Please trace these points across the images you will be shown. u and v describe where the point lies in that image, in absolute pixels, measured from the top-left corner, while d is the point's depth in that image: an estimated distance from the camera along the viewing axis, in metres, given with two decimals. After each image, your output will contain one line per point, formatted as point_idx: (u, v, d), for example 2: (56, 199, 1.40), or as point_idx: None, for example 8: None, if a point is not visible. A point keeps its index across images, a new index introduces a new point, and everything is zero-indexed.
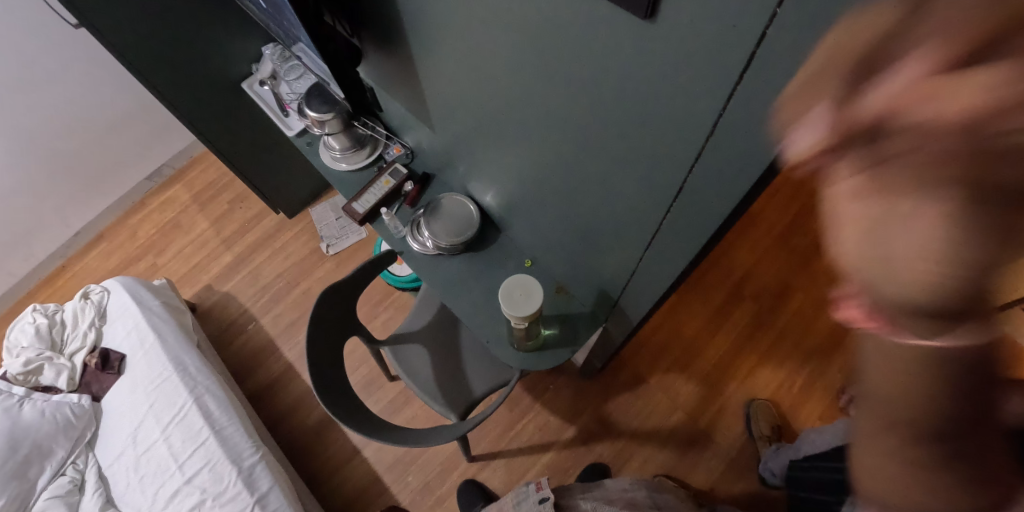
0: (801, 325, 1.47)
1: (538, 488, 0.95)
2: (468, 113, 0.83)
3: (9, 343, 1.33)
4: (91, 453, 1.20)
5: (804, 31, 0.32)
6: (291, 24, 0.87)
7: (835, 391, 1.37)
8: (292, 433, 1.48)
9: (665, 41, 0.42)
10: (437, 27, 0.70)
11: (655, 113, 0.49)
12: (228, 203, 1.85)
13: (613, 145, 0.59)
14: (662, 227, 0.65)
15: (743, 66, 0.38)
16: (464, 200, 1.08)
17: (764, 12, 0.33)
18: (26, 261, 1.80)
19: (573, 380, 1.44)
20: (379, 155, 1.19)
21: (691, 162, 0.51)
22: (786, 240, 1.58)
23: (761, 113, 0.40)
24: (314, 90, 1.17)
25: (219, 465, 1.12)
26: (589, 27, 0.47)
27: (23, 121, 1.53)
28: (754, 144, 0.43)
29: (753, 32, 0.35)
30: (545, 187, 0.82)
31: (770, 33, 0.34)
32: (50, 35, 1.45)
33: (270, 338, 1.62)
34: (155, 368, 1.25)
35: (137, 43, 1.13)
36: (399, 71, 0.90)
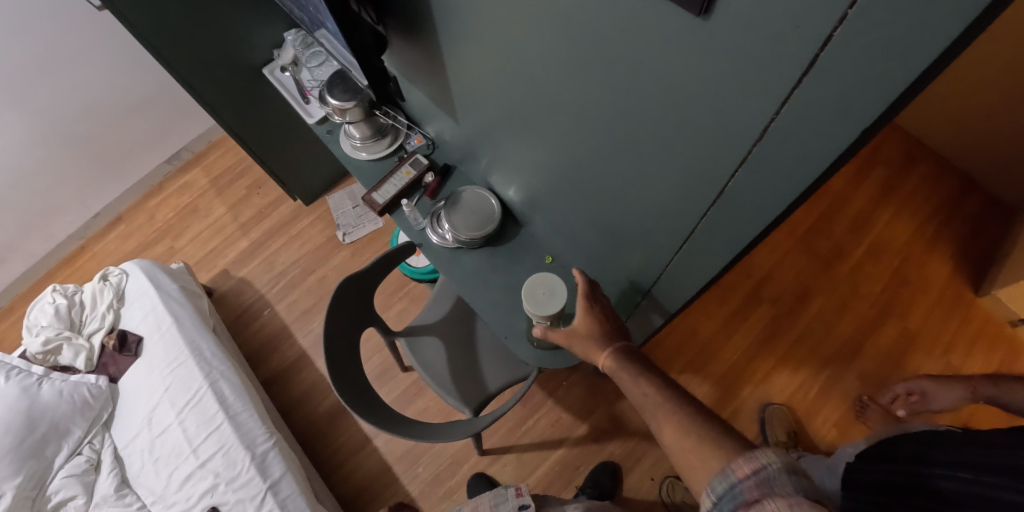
0: (821, 329, 1.45)
1: (518, 493, 0.95)
2: (496, 105, 0.81)
3: (29, 322, 1.35)
4: (107, 434, 1.21)
5: (875, 34, 0.30)
6: (317, 11, 0.86)
7: (853, 398, 1.35)
8: (305, 419, 1.49)
9: (718, 41, 0.40)
10: (469, 18, 0.68)
11: (698, 112, 0.48)
12: (245, 189, 1.86)
13: (650, 144, 0.58)
14: (696, 230, 0.64)
15: (802, 71, 0.36)
16: (485, 193, 1.07)
17: (831, 15, 0.32)
18: (46, 241, 1.82)
19: (586, 377, 1.44)
20: (400, 145, 1.18)
21: (735, 165, 0.49)
22: (807, 243, 1.55)
23: (816, 118, 0.38)
24: (337, 78, 1.16)
25: (232, 450, 1.13)
26: (635, 23, 0.46)
27: (45, 103, 1.54)
28: (806, 147, 0.41)
29: (817, 34, 0.33)
30: (572, 184, 0.81)
31: (838, 36, 0.32)
32: (73, 17, 1.45)
33: (285, 324, 1.63)
34: (171, 351, 1.26)
35: (160, 28, 1.13)
36: (426, 60, 0.89)
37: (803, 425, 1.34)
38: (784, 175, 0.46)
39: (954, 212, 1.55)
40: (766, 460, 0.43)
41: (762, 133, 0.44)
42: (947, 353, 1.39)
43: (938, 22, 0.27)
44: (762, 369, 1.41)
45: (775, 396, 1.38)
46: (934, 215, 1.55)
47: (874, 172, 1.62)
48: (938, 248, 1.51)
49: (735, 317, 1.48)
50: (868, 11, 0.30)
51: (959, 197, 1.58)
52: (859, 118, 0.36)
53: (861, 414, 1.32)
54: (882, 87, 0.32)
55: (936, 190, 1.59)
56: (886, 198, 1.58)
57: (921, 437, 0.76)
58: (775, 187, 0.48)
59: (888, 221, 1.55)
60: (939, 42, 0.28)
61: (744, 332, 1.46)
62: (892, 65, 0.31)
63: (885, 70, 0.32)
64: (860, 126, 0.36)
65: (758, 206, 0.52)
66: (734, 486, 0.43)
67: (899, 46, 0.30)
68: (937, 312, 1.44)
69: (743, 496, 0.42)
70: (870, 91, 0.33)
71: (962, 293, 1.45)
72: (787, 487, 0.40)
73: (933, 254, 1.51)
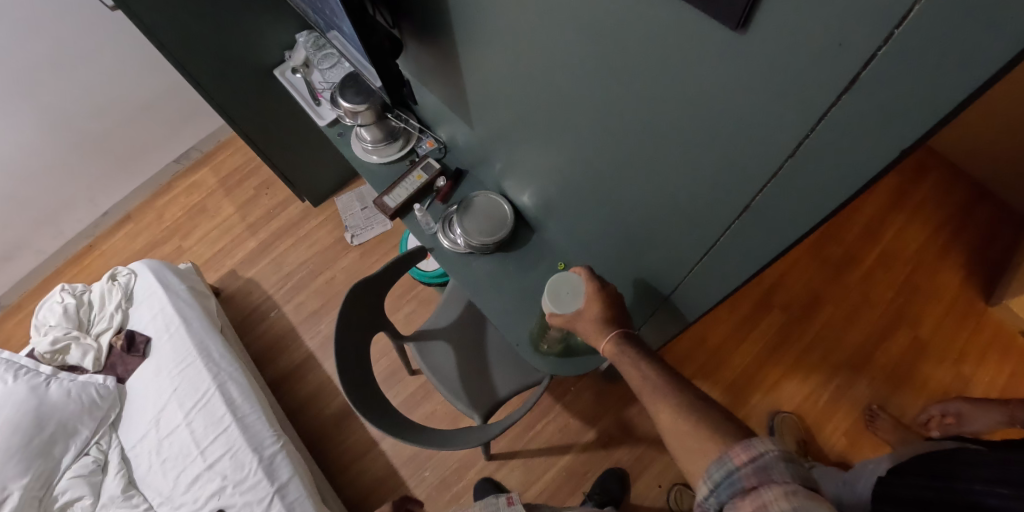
0: (832, 337, 1.43)
1: (508, 503, 0.93)
2: (513, 110, 0.81)
3: (37, 320, 1.35)
4: (114, 434, 1.21)
5: (924, 53, 0.30)
6: (333, 13, 0.85)
7: (863, 407, 1.34)
8: (312, 422, 1.48)
9: (753, 54, 0.39)
10: (488, 24, 0.68)
11: (726, 125, 0.47)
12: (254, 189, 1.86)
13: (674, 155, 0.57)
14: (717, 244, 0.63)
15: (841, 89, 0.36)
16: (498, 198, 1.07)
17: (876, 34, 0.31)
18: (55, 238, 1.82)
19: (595, 383, 1.43)
20: (412, 148, 1.18)
21: (763, 180, 0.49)
22: (818, 251, 1.54)
23: (855, 134, 0.38)
24: (349, 81, 1.16)
25: (240, 453, 1.12)
26: (665, 33, 0.45)
27: (56, 101, 1.55)
28: (840, 165, 0.41)
29: (859, 52, 0.33)
30: (589, 192, 0.80)
31: (882, 55, 0.32)
32: (84, 17, 1.45)
33: (292, 325, 1.62)
34: (180, 351, 1.26)
35: (174, 28, 1.13)
36: (441, 64, 0.88)
37: (812, 433, 1.33)
38: (816, 191, 0.45)
39: (967, 220, 1.54)
40: (763, 447, 0.44)
41: (793, 150, 0.43)
42: (959, 363, 1.37)
43: (990, 42, 0.26)
44: (771, 377, 1.40)
45: (784, 405, 1.37)
46: (946, 223, 1.54)
47: (887, 180, 1.61)
48: (950, 256, 1.50)
49: (745, 324, 1.47)
50: (916, 31, 0.29)
51: (972, 205, 1.56)
52: (898, 136, 0.35)
53: (871, 423, 1.31)
54: (927, 106, 0.32)
55: (950, 198, 1.57)
56: (898, 205, 1.57)
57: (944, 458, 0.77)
58: (803, 202, 0.47)
59: (900, 229, 1.54)
60: (992, 61, 0.27)
61: (753, 339, 1.45)
62: (939, 85, 0.30)
63: (932, 90, 0.31)
64: (900, 144, 0.35)
65: (785, 221, 0.51)
66: (732, 473, 0.45)
67: (948, 66, 0.29)
68: (948, 320, 1.43)
69: (742, 483, 0.43)
70: (915, 109, 0.33)
71: (975, 303, 1.44)
72: (784, 474, 0.42)
73: (945, 262, 1.49)
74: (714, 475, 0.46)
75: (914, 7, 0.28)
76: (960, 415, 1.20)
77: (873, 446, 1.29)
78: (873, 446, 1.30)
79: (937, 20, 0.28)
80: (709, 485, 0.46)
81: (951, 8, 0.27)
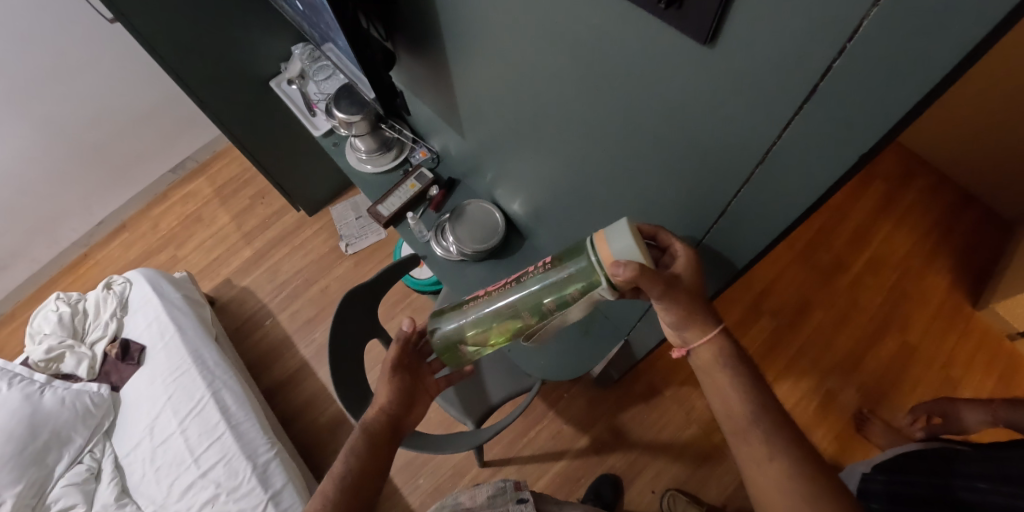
0: (822, 341, 1.45)
1: (517, 487, 0.90)
2: (502, 120, 0.83)
3: (32, 329, 1.35)
4: (108, 443, 1.21)
5: (875, 64, 0.32)
6: (328, 27, 0.88)
7: (853, 410, 1.36)
8: (306, 430, 1.49)
9: (724, 67, 0.42)
10: (478, 37, 0.70)
11: (703, 134, 0.50)
12: (249, 198, 1.87)
13: (656, 163, 0.60)
14: (700, 245, 0.65)
15: (804, 98, 0.38)
16: (490, 207, 1.09)
17: (832, 48, 0.34)
18: (49, 247, 1.83)
19: (588, 389, 1.44)
20: (405, 158, 1.20)
21: (739, 183, 0.51)
22: (807, 256, 1.56)
23: (819, 139, 0.40)
24: (343, 92, 1.18)
25: (234, 460, 1.13)
26: (644, 49, 0.47)
27: (54, 111, 1.56)
28: (810, 169, 0.43)
29: (818, 64, 0.35)
30: (577, 199, 0.82)
31: (837, 66, 0.34)
32: (83, 28, 1.48)
33: (287, 334, 1.63)
34: (175, 359, 1.26)
35: (172, 40, 1.15)
36: (433, 75, 0.91)
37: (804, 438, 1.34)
38: (789, 191, 0.47)
39: (953, 225, 1.57)
40: None
41: (764, 154, 0.46)
42: (947, 366, 1.39)
43: (934, 52, 0.29)
44: None
45: None
46: (932, 229, 1.57)
47: (872, 186, 1.64)
48: (937, 261, 1.53)
49: (736, 329, 1.49)
50: (867, 44, 0.32)
51: (957, 211, 1.59)
52: (858, 140, 0.38)
53: (861, 427, 1.32)
54: (883, 111, 0.34)
55: (934, 203, 1.60)
56: (885, 211, 1.60)
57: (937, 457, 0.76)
58: (777, 204, 0.50)
59: (887, 234, 1.57)
60: (937, 68, 0.29)
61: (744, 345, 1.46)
62: (892, 92, 0.33)
63: (885, 99, 0.34)
64: (860, 148, 0.38)
65: (763, 222, 0.53)
66: None
67: (897, 76, 0.32)
68: (936, 324, 1.45)
69: None
70: (873, 114, 0.35)
71: (961, 306, 1.46)
72: None
73: (931, 266, 1.52)
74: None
75: (863, 22, 0.31)
76: (946, 415, 1.16)
77: (863, 449, 1.31)
78: (865, 448, 1.31)
79: (885, 34, 0.30)
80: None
81: (895, 22, 0.29)
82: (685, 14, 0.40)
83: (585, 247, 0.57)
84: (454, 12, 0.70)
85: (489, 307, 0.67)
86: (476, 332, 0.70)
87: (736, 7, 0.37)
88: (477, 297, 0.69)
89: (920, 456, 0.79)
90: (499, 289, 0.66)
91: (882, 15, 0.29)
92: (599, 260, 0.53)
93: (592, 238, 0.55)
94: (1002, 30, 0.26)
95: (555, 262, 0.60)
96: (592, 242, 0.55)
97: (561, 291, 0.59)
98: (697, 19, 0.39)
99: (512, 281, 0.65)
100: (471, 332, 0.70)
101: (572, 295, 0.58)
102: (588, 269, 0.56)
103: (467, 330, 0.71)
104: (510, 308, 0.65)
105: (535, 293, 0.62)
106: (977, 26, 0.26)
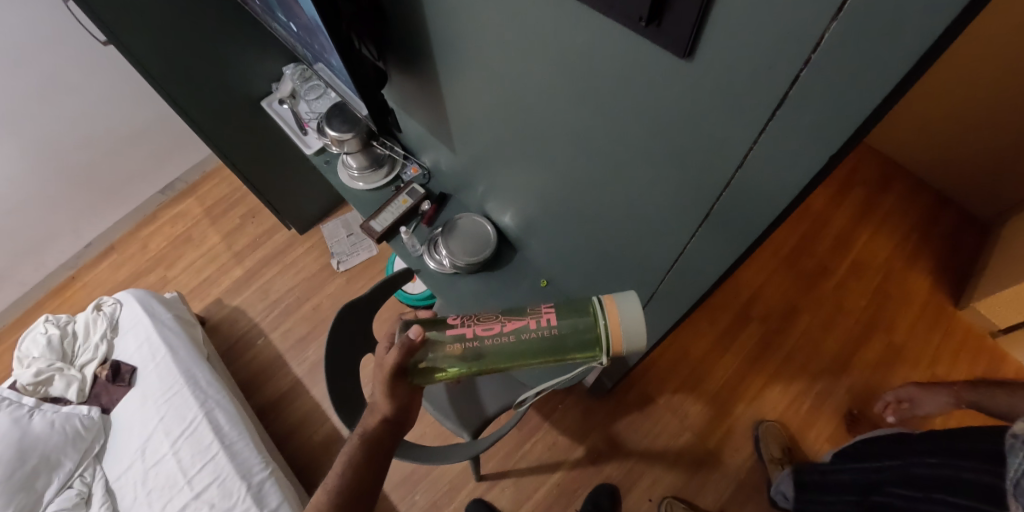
0: (809, 345, 1.48)
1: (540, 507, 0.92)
2: (490, 133, 0.85)
3: (21, 352, 1.34)
4: (98, 466, 1.19)
5: (839, 74, 0.34)
6: (321, 46, 0.90)
7: (843, 412, 1.38)
8: (300, 449, 1.47)
9: (702, 79, 0.44)
10: (466, 56, 0.73)
11: (684, 144, 0.52)
12: (240, 217, 1.87)
13: (639, 172, 0.62)
14: (684, 251, 0.67)
15: (776, 105, 0.40)
16: (481, 220, 1.12)
17: (798, 58, 0.36)
18: (36, 269, 1.81)
19: (582, 399, 1.45)
20: (397, 175, 1.22)
21: (718, 191, 0.53)
22: (792, 262, 1.60)
23: (791, 146, 0.42)
24: (335, 110, 1.20)
25: (228, 480, 1.12)
26: (626, 65, 0.50)
27: (44, 133, 1.57)
28: (783, 175, 0.45)
29: (786, 75, 0.38)
30: (566, 210, 0.84)
31: (804, 76, 0.36)
32: (75, 51, 1.50)
33: (279, 353, 1.62)
34: (167, 380, 1.26)
35: (166, 63, 1.17)
36: (422, 91, 0.93)
37: (797, 441, 1.36)
38: (765, 199, 0.49)
39: (931, 228, 1.62)
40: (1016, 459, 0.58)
41: (741, 162, 0.48)
42: (932, 365, 1.42)
43: (888, 60, 0.31)
44: (754, 387, 1.43)
45: (767, 414, 1.40)
46: (912, 232, 1.61)
47: (853, 192, 1.69)
48: (917, 264, 1.57)
49: (726, 335, 1.50)
50: (828, 56, 0.34)
51: (936, 214, 1.64)
52: (825, 147, 0.40)
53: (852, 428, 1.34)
54: (846, 118, 0.36)
55: (913, 207, 1.65)
56: (866, 216, 1.64)
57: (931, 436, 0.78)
58: (753, 211, 0.52)
59: (869, 239, 1.61)
60: (890, 76, 0.32)
61: (734, 352, 1.48)
62: (854, 101, 0.35)
63: (845, 106, 0.36)
64: (827, 155, 0.40)
65: (741, 229, 0.55)
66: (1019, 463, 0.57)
67: (857, 85, 0.34)
68: (920, 325, 1.48)
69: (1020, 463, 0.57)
70: (839, 121, 0.37)
71: (944, 306, 1.50)
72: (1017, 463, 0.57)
73: (913, 269, 1.56)
74: (1014, 464, 0.57)
75: (824, 35, 0.33)
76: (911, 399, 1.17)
77: None
78: None
79: (844, 45, 0.33)
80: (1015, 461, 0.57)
81: (854, 33, 0.31)
82: (664, 30, 0.42)
83: (591, 311, 0.57)
84: (443, 30, 0.72)
85: (474, 354, 0.59)
86: (448, 373, 0.61)
87: (710, 22, 0.39)
88: (460, 335, 0.60)
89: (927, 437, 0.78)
90: (492, 335, 0.59)
91: (841, 27, 0.32)
92: (607, 328, 0.56)
93: (601, 303, 0.57)
94: (947, 40, 0.29)
95: (559, 321, 0.58)
96: (601, 308, 0.57)
97: (560, 352, 0.58)
98: (676, 34, 0.42)
99: (508, 330, 0.59)
100: (442, 371, 0.61)
101: (568, 357, 0.58)
102: (594, 339, 0.57)
103: (438, 369, 0.61)
104: (500, 359, 0.59)
105: (531, 348, 0.58)
106: (925, 34, 0.28)
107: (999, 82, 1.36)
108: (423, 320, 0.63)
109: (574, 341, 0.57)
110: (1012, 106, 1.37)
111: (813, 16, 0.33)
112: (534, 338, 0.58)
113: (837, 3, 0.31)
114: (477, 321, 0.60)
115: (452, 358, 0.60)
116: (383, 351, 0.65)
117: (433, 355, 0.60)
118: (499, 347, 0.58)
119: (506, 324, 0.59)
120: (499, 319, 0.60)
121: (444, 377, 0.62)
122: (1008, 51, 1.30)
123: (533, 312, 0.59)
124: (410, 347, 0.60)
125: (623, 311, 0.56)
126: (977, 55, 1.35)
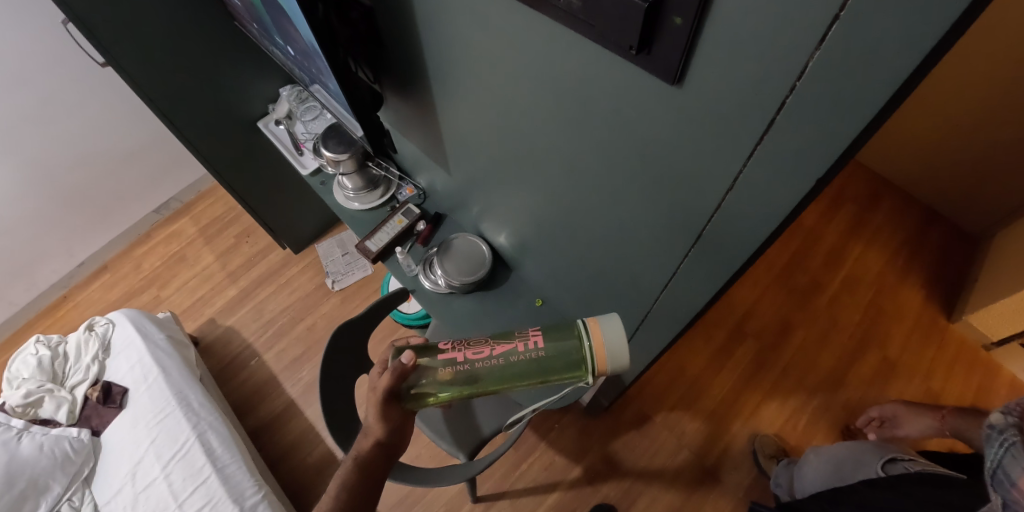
0: (805, 360, 1.48)
1: None
2: (484, 154, 0.86)
3: (10, 374, 1.32)
4: (88, 490, 1.17)
5: (824, 100, 0.35)
6: (319, 70, 0.91)
7: (840, 426, 1.38)
8: (292, 472, 1.45)
9: (692, 105, 0.45)
10: (461, 79, 0.74)
11: (676, 168, 0.53)
12: (235, 237, 1.87)
13: (631, 194, 0.63)
14: (676, 273, 0.68)
15: (762, 130, 0.42)
16: (476, 239, 1.13)
17: (785, 82, 0.37)
18: (27, 290, 1.79)
19: (577, 419, 1.44)
20: (392, 195, 1.24)
21: (710, 214, 0.55)
22: (785, 279, 1.61)
23: (780, 169, 0.43)
24: (331, 131, 1.22)
25: (219, 505, 1.09)
26: (618, 90, 0.51)
27: (39, 152, 1.57)
28: (771, 197, 0.46)
29: (774, 98, 0.39)
30: (558, 229, 0.85)
31: (789, 101, 0.38)
32: (72, 72, 1.51)
33: (273, 373, 1.61)
34: (158, 402, 1.24)
35: (164, 86, 1.18)
36: (417, 113, 0.95)
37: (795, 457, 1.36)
38: (753, 223, 0.50)
39: (921, 243, 1.64)
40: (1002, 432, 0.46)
41: (731, 185, 0.49)
42: (928, 378, 1.43)
43: (872, 83, 0.32)
44: (751, 403, 1.43)
45: (764, 429, 1.39)
46: (902, 248, 1.63)
47: (844, 208, 1.71)
48: (909, 279, 1.58)
49: (722, 352, 1.51)
50: (814, 82, 0.35)
51: (925, 229, 1.66)
52: (814, 169, 0.40)
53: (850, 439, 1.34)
54: (832, 143, 0.37)
55: (902, 223, 1.68)
56: (856, 232, 1.67)
57: (926, 490, 0.78)
58: (745, 235, 0.53)
59: (860, 255, 1.63)
60: (872, 104, 0.33)
61: (730, 368, 1.48)
62: (838, 125, 0.36)
63: (830, 131, 0.37)
64: (813, 177, 0.41)
65: (731, 251, 0.56)
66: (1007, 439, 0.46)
67: (842, 108, 0.35)
68: (913, 339, 1.49)
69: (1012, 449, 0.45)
70: (826, 142, 0.38)
71: (937, 320, 1.52)
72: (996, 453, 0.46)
73: (906, 283, 1.58)
74: (990, 452, 0.47)
75: (809, 61, 0.34)
76: (896, 417, 1.20)
77: None
78: None
79: (829, 71, 0.34)
80: (989, 451, 0.48)
81: (837, 60, 0.33)
82: (653, 58, 0.44)
83: (576, 333, 0.58)
84: (437, 52, 0.74)
85: (465, 378, 0.59)
86: (440, 398, 0.61)
87: (698, 50, 0.40)
88: (450, 360, 0.60)
89: (928, 485, 0.79)
90: (481, 359, 0.59)
91: (824, 55, 0.33)
92: (591, 350, 0.56)
93: (584, 324, 0.58)
94: (927, 66, 0.30)
95: (546, 343, 0.58)
96: (584, 328, 0.57)
97: (547, 374, 0.58)
98: (665, 62, 0.43)
99: (497, 353, 0.59)
100: (433, 396, 0.61)
101: (555, 378, 0.59)
102: (578, 360, 0.58)
103: (429, 394, 0.61)
104: (491, 382, 0.59)
105: (520, 371, 0.59)
106: (911, 55, 0.29)
107: (984, 99, 1.40)
108: (414, 346, 0.63)
109: (560, 363, 0.58)
110: (999, 124, 1.40)
111: (799, 41, 0.34)
112: (522, 361, 0.58)
113: (821, 30, 0.32)
114: (466, 345, 0.60)
115: (444, 383, 0.60)
116: (376, 376, 0.65)
117: (424, 380, 0.61)
118: (490, 371, 0.59)
119: (495, 347, 0.59)
120: (489, 343, 0.60)
121: (435, 402, 0.62)
122: (990, 71, 1.34)
123: (521, 334, 0.60)
124: (402, 371, 0.60)
125: (612, 327, 0.57)
126: (961, 73, 1.39)
